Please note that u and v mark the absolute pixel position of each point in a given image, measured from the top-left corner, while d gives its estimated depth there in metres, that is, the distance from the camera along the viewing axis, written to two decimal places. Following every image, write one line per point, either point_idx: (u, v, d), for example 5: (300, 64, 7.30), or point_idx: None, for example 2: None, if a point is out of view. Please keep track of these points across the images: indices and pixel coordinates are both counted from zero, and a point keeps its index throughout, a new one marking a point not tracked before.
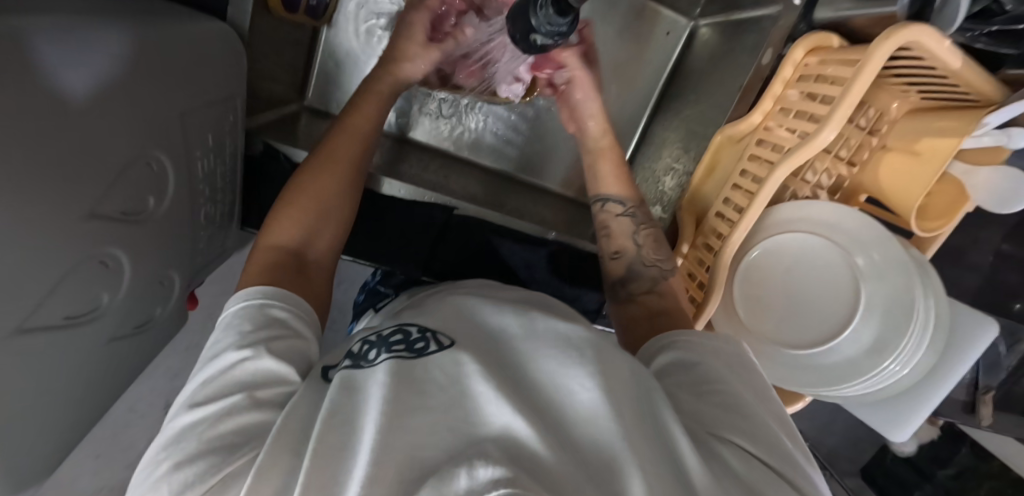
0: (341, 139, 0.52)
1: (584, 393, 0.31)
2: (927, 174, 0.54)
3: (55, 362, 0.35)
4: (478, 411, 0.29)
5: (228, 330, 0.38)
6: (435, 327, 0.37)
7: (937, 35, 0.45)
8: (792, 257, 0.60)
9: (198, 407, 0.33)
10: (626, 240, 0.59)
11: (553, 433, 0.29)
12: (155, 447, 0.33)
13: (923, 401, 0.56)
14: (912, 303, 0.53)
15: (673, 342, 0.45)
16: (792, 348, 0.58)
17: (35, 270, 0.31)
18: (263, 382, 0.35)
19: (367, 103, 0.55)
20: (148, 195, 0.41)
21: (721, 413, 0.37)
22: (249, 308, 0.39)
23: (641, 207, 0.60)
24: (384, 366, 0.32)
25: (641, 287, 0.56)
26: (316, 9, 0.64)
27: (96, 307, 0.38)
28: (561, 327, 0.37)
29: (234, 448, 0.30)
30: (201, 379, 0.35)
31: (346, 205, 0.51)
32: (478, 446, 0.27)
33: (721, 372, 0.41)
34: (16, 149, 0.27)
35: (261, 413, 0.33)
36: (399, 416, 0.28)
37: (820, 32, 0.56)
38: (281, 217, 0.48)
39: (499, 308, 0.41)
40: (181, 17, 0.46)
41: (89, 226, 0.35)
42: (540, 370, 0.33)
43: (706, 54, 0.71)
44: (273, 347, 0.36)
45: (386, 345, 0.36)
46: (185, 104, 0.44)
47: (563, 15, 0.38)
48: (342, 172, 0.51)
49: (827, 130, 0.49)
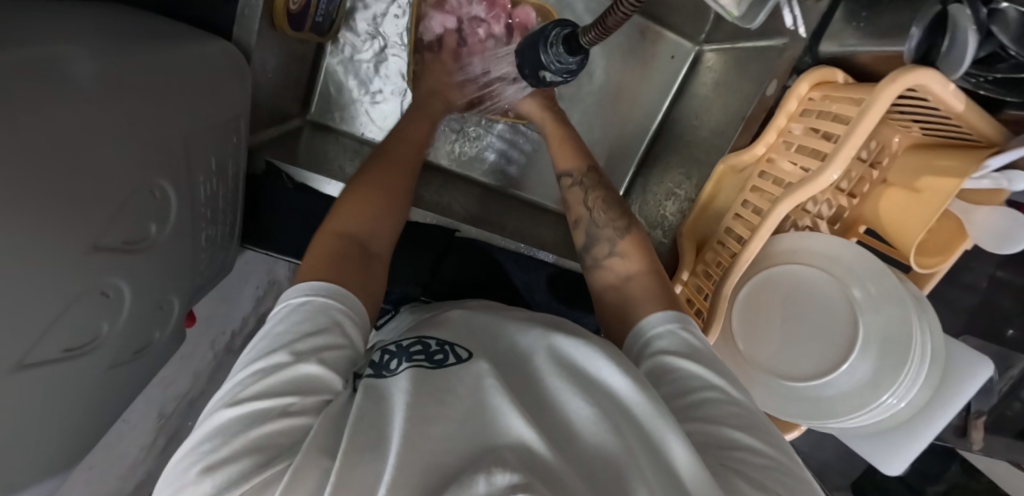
0: (396, 144, 0.60)
1: (581, 409, 0.35)
2: (927, 211, 0.54)
3: (53, 394, 0.35)
4: (499, 423, 0.33)
5: (284, 325, 0.40)
6: (452, 341, 0.42)
7: (943, 80, 0.45)
8: (791, 286, 0.61)
9: (243, 404, 0.34)
10: (581, 206, 0.61)
11: (556, 443, 0.33)
12: (194, 435, 0.35)
13: (917, 434, 0.56)
14: (910, 338, 0.53)
15: (648, 340, 0.46)
16: (790, 379, 0.59)
17: (34, 308, 0.30)
18: (309, 389, 0.36)
19: (418, 118, 0.64)
20: (150, 223, 0.40)
21: (719, 423, 0.39)
22: (311, 304, 0.41)
23: (591, 175, 0.63)
24: (406, 374, 0.37)
25: (603, 251, 0.57)
26: (321, 25, 0.64)
27: (95, 337, 0.37)
28: (565, 343, 0.41)
29: (274, 455, 0.32)
30: (246, 373, 0.37)
31: (401, 200, 0.55)
32: (496, 452, 0.30)
33: (707, 375, 0.42)
34: (16, 190, 0.27)
35: (302, 419, 0.35)
36: (422, 422, 0.32)
37: (825, 66, 0.56)
38: (348, 207, 0.51)
39: (516, 323, 0.45)
40: (186, 39, 0.46)
41: (92, 258, 0.35)
42: (547, 385, 0.38)
43: (710, 80, 0.71)
44: (323, 355, 0.38)
45: (407, 355, 0.40)
46: (189, 129, 0.43)
47: (573, 54, 0.38)
48: (402, 171, 0.57)
49: (832, 170, 0.49)
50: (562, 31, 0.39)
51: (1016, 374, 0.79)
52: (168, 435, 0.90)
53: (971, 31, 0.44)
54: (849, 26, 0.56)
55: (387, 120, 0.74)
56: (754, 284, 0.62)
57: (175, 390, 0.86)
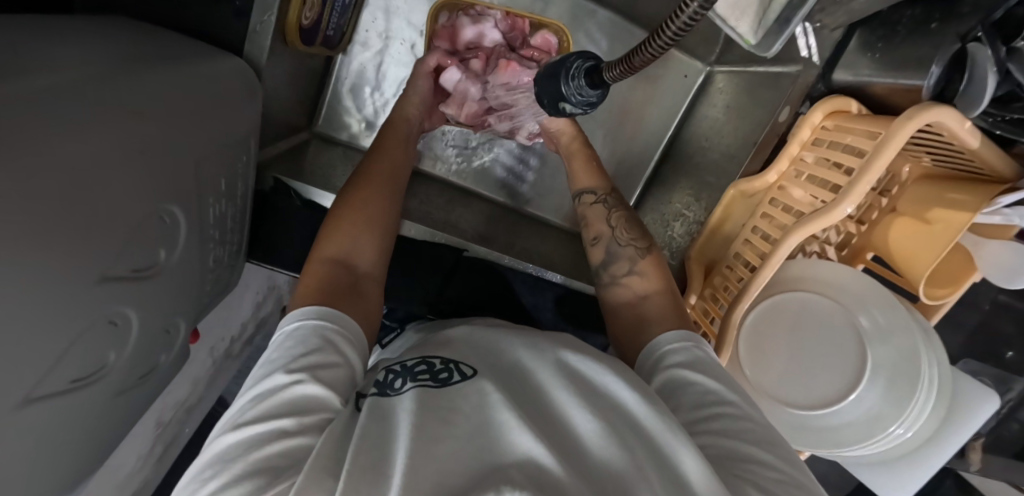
0: (376, 155, 0.60)
1: (585, 422, 0.36)
2: (940, 242, 0.53)
3: (59, 426, 0.34)
4: (502, 441, 0.33)
5: (278, 351, 0.40)
6: (456, 358, 0.42)
7: (959, 117, 0.45)
8: (795, 313, 0.60)
9: (245, 427, 0.35)
10: (602, 223, 0.61)
11: (567, 457, 0.32)
12: (196, 466, 0.36)
13: (923, 463, 0.56)
14: (918, 371, 0.54)
15: (662, 356, 0.47)
16: (799, 408, 0.58)
17: (40, 346, 0.30)
18: (308, 408, 0.37)
19: (393, 126, 0.63)
20: (160, 250, 0.39)
21: (731, 437, 0.39)
22: (304, 327, 0.42)
23: (612, 195, 0.64)
24: (410, 394, 0.37)
25: (621, 269, 0.57)
26: (331, 39, 0.63)
27: (102, 367, 0.37)
28: (573, 359, 0.42)
29: (277, 474, 0.33)
30: (248, 397, 0.38)
31: (390, 213, 0.55)
32: (505, 471, 0.30)
33: (722, 390, 0.42)
34: (21, 232, 0.26)
35: (304, 438, 0.35)
36: (428, 442, 0.32)
37: (838, 96, 0.56)
38: (333, 231, 0.51)
39: (523, 340, 0.45)
40: (196, 57, 0.45)
41: (101, 289, 0.34)
42: (556, 399, 0.38)
43: (721, 102, 0.71)
44: (317, 373, 0.38)
45: (411, 375, 0.40)
46: (201, 152, 0.43)
47: (595, 87, 0.38)
48: (382, 182, 0.57)
49: (846, 203, 0.49)
50: (585, 64, 0.39)
51: (1013, 398, 0.80)
52: (164, 442, 0.89)
53: (992, 71, 0.44)
54: (864, 56, 0.56)
55: None
56: (762, 309, 0.62)
57: (174, 398, 0.86)
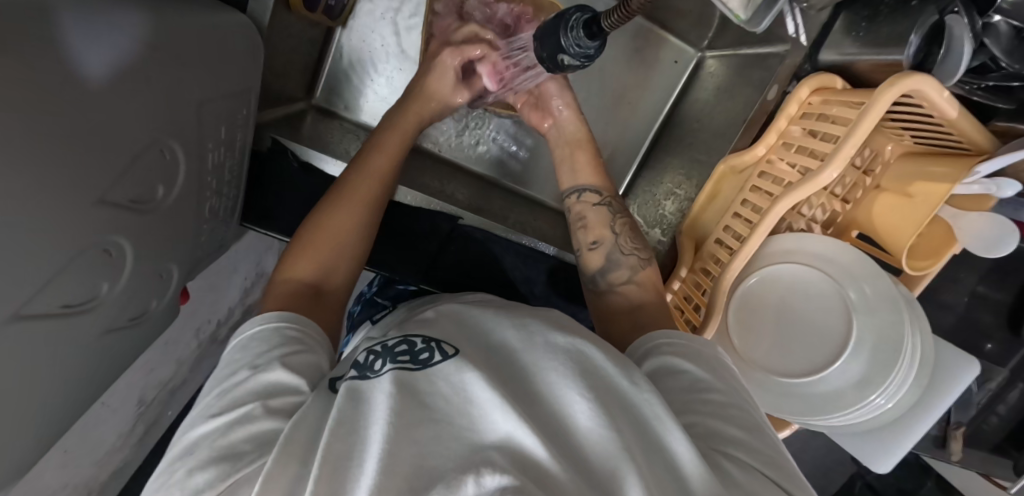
0: (364, 173, 0.56)
1: (579, 406, 0.34)
2: (919, 214, 0.55)
3: (50, 351, 0.34)
4: (481, 419, 0.32)
5: (244, 350, 0.41)
6: (440, 338, 0.39)
7: (938, 87, 0.47)
8: (784, 286, 0.62)
9: (213, 418, 0.36)
10: (605, 228, 0.61)
11: (559, 447, 0.32)
12: (169, 458, 0.36)
13: (905, 432, 0.57)
14: (902, 340, 0.55)
15: (656, 347, 0.47)
16: (781, 375, 0.59)
17: (34, 255, 0.29)
18: (273, 393, 0.36)
19: (386, 140, 0.59)
20: (157, 184, 0.39)
21: (717, 418, 0.40)
22: (265, 329, 0.42)
23: (616, 199, 0.64)
24: (388, 377, 0.34)
25: (620, 277, 0.58)
26: (334, 9, 0.64)
27: (93, 295, 0.36)
28: (560, 339, 0.39)
29: (241, 456, 0.32)
30: (217, 392, 0.38)
31: (363, 239, 0.54)
32: (484, 453, 0.29)
33: (709, 378, 0.43)
34: (17, 118, 0.26)
35: (271, 422, 0.34)
36: (410, 427, 0.30)
37: (825, 73, 0.58)
38: (302, 251, 0.51)
39: (512, 320, 0.42)
40: (202, 6, 0.46)
41: (98, 213, 0.34)
42: (543, 381, 0.36)
43: (712, 85, 0.73)
44: (285, 361, 0.39)
45: (391, 356, 0.37)
46: (204, 95, 0.43)
47: (593, 38, 0.40)
48: (363, 204, 0.54)
49: (830, 169, 0.50)
50: (582, 16, 0.40)
51: (993, 388, 0.79)
52: (146, 423, 0.87)
53: (967, 42, 0.46)
54: (849, 37, 0.58)
55: (388, 109, 0.74)
56: (752, 283, 0.63)
57: (158, 377, 0.84)
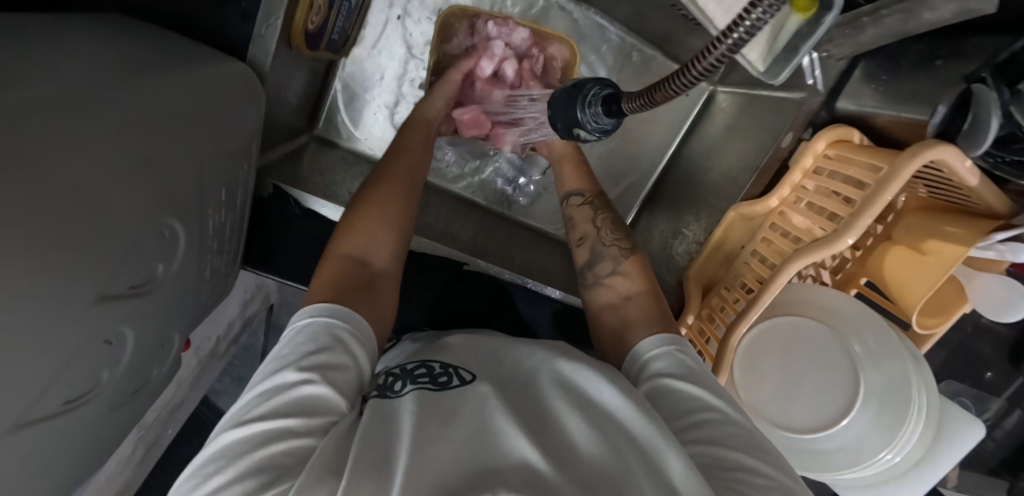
0: (401, 154, 0.58)
1: (578, 423, 0.36)
2: (932, 275, 0.54)
3: (52, 449, 0.33)
4: (501, 443, 0.33)
5: (289, 346, 0.39)
6: (456, 364, 0.42)
7: (960, 155, 0.45)
8: (790, 339, 0.61)
9: (247, 424, 0.34)
10: (587, 224, 0.61)
11: (564, 464, 0.32)
12: (193, 465, 0.34)
13: (912, 486, 0.57)
14: (908, 399, 0.55)
15: (649, 363, 0.45)
16: (789, 431, 0.59)
17: (36, 375, 0.28)
18: (310, 409, 0.35)
19: (417, 123, 0.63)
20: (157, 263, 0.38)
21: (715, 444, 0.38)
22: (315, 324, 0.40)
23: (599, 199, 0.63)
24: (410, 397, 0.37)
25: (605, 270, 0.57)
26: (336, 43, 0.63)
27: (94, 386, 0.35)
28: (568, 365, 0.41)
29: (278, 475, 0.31)
30: (255, 394, 0.37)
31: (403, 213, 0.53)
32: (498, 473, 0.30)
33: (707, 396, 0.41)
34: (17, 253, 0.24)
35: (303, 440, 0.34)
36: (427, 442, 0.32)
37: (843, 125, 0.57)
38: (347, 231, 0.50)
39: (524, 344, 0.45)
40: (199, 62, 0.44)
41: (100, 310, 0.33)
42: (555, 408, 0.38)
43: (722, 122, 0.72)
44: (329, 374, 0.37)
45: (410, 378, 0.40)
46: (201, 162, 0.41)
47: (610, 116, 0.38)
48: (402, 177, 0.55)
49: (848, 236, 0.49)
50: (601, 91, 0.39)
51: (988, 418, 0.78)
52: (146, 445, 0.87)
53: (995, 117, 0.43)
54: (868, 86, 0.58)
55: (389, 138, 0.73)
56: (760, 330, 0.62)
57: (158, 400, 0.83)
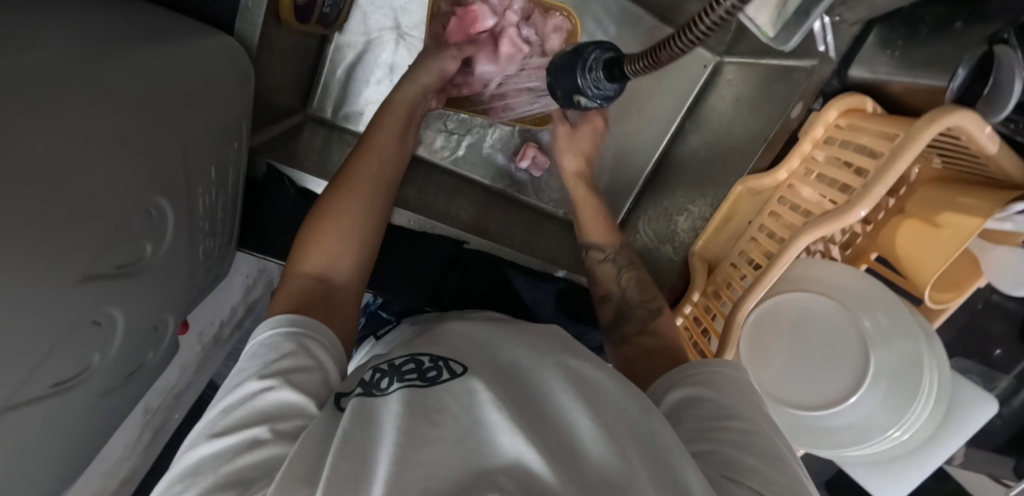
0: (365, 154, 0.56)
1: (580, 416, 0.32)
2: (947, 249, 0.52)
3: (46, 430, 0.33)
4: (491, 441, 0.30)
5: (253, 359, 0.39)
6: (447, 356, 0.38)
7: (979, 122, 0.43)
8: (799, 319, 0.60)
9: (215, 437, 0.34)
10: (612, 284, 0.61)
11: (567, 464, 0.29)
12: (164, 485, 0.33)
13: (918, 461, 0.57)
14: (920, 377, 0.53)
15: (683, 376, 0.44)
16: (795, 407, 0.58)
17: (25, 358, 0.27)
18: (279, 415, 0.35)
19: (395, 108, 0.60)
20: (145, 245, 0.37)
21: (735, 447, 0.36)
22: (275, 335, 0.40)
23: (621, 252, 0.64)
24: (397, 394, 0.34)
25: (634, 328, 0.56)
26: (327, 17, 0.61)
27: (87, 368, 0.35)
28: (571, 361, 0.38)
29: (249, 484, 0.30)
30: (219, 411, 0.36)
31: (371, 227, 0.52)
32: (491, 476, 0.27)
33: (734, 405, 0.40)
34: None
35: (275, 447, 0.33)
36: (415, 445, 0.29)
37: (855, 94, 0.56)
38: (309, 246, 0.49)
39: (518, 340, 0.41)
40: (184, 35, 0.42)
41: (87, 291, 0.32)
42: (555, 401, 0.34)
43: (731, 94, 0.69)
44: (292, 378, 0.37)
45: (397, 374, 0.37)
46: (188, 138, 0.40)
47: (612, 81, 0.36)
48: (371, 180, 0.54)
49: (859, 207, 0.47)
50: (602, 54, 0.37)
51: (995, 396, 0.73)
52: (152, 429, 0.88)
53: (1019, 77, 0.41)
54: (882, 53, 0.56)
55: None
56: (768, 306, 0.61)
57: (162, 384, 0.83)
